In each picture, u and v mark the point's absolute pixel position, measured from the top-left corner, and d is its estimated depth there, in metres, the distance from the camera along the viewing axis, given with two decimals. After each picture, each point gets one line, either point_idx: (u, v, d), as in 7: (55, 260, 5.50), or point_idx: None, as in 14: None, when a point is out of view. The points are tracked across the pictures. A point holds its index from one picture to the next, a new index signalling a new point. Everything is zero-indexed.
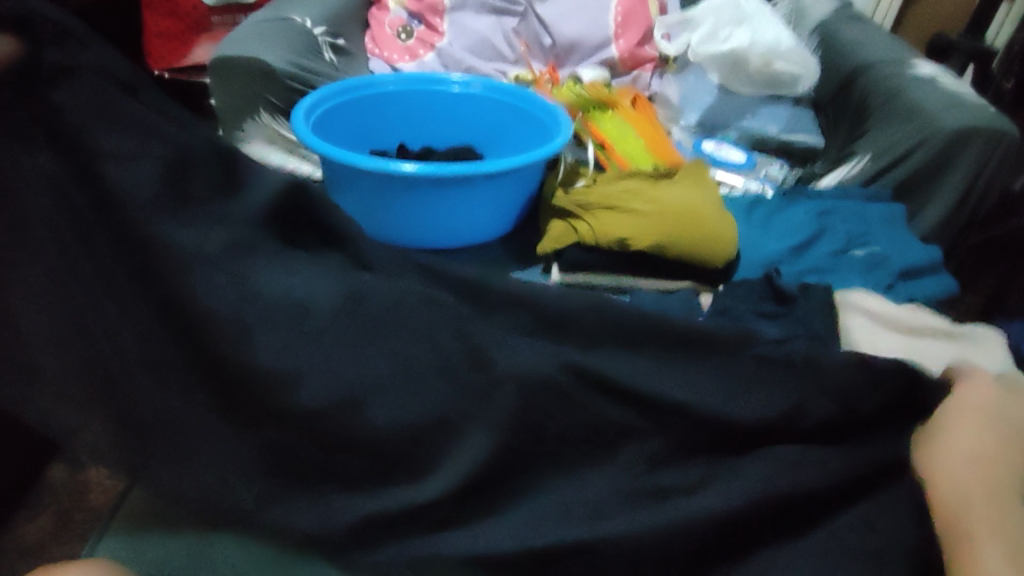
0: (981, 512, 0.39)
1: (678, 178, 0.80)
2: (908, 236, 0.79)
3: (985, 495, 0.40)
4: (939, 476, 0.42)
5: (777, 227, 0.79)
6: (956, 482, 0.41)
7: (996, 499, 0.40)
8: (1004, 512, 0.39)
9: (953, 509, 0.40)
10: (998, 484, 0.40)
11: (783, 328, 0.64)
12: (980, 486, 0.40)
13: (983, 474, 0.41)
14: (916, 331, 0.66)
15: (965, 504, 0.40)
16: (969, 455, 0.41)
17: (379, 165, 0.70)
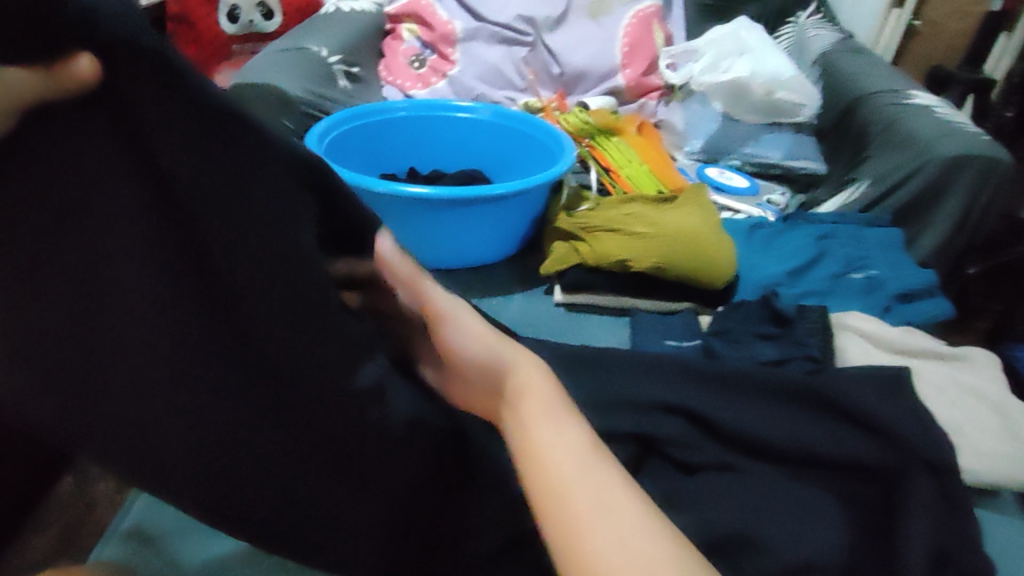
0: (575, 469, 0.35)
1: (679, 202, 0.82)
2: (905, 260, 0.80)
3: (569, 439, 0.37)
4: (529, 435, 0.37)
5: (777, 251, 0.81)
6: (547, 447, 0.36)
7: (571, 435, 0.37)
8: (588, 451, 0.36)
9: (546, 481, 0.35)
10: (557, 407, 0.38)
11: (781, 351, 0.66)
12: (560, 429, 0.37)
13: (548, 420, 0.37)
14: (912, 352, 0.67)
15: (563, 473, 0.35)
16: (535, 408, 0.38)
17: (387, 187, 0.73)
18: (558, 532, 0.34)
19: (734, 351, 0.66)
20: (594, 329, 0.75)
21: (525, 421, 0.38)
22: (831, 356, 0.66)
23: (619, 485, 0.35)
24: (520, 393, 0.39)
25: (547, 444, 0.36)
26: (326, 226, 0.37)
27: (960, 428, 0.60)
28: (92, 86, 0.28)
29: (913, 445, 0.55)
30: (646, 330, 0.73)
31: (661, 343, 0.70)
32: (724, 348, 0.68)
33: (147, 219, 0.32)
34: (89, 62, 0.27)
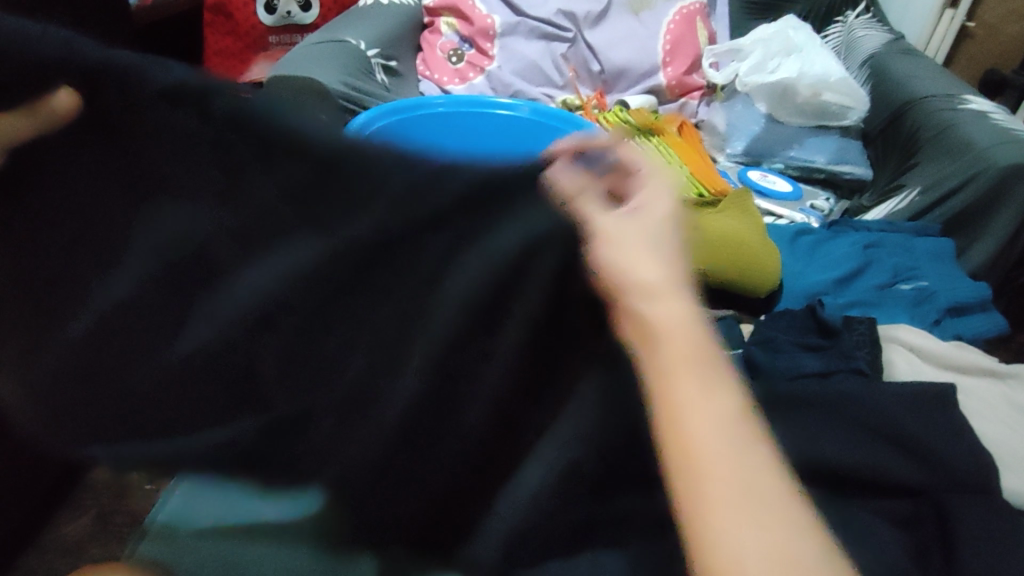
0: (715, 448, 0.34)
1: (722, 207, 0.80)
2: (957, 272, 0.78)
3: (715, 407, 0.35)
4: (669, 383, 0.36)
5: (821, 259, 0.79)
6: (686, 411, 0.35)
7: (723, 402, 0.35)
8: (737, 429, 0.35)
9: (683, 443, 0.34)
10: (708, 366, 0.37)
11: (825, 362, 0.64)
12: (710, 397, 0.35)
13: (703, 385, 0.36)
14: (965, 368, 0.65)
15: (705, 442, 0.34)
16: (684, 370, 0.36)
17: None
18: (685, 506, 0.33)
19: (777, 362, 0.65)
20: None
21: (665, 369, 0.36)
22: (880, 370, 0.64)
23: (761, 472, 0.34)
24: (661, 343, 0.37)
25: (689, 404, 0.35)
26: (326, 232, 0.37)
27: (1014, 448, 0.58)
28: (76, 117, 0.38)
29: (958, 470, 0.54)
30: None
31: None
32: (766, 358, 0.66)
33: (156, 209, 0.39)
34: (68, 96, 0.37)
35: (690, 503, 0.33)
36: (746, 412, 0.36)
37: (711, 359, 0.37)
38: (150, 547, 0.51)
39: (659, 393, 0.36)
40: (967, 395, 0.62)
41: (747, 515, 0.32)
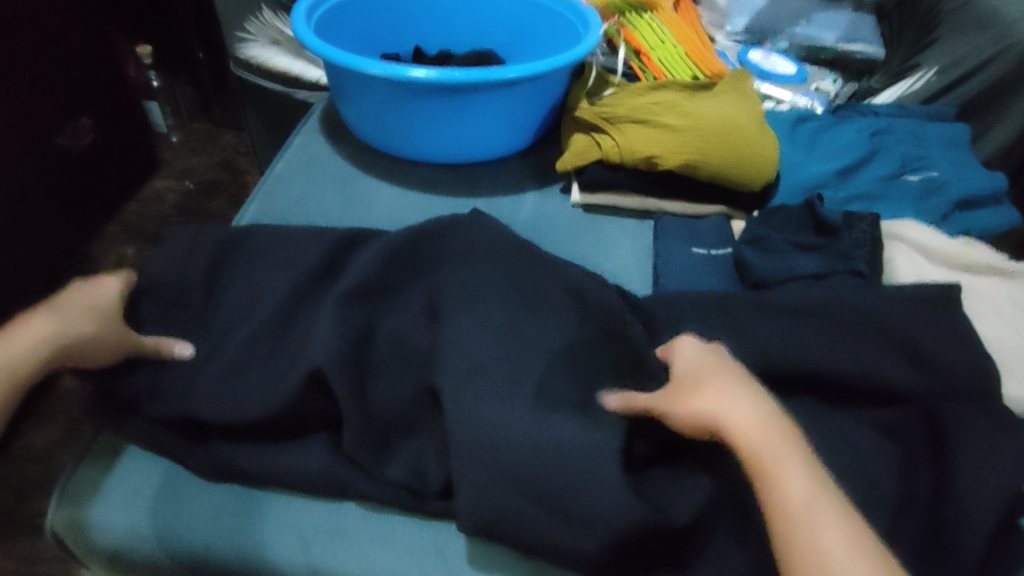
0: (828, 531, 0.40)
1: (717, 91, 0.72)
2: (971, 160, 0.71)
3: (816, 482, 0.42)
4: (785, 484, 0.42)
5: (824, 147, 0.72)
6: (795, 503, 0.41)
7: (820, 489, 0.42)
8: (842, 504, 0.42)
9: (794, 524, 0.40)
10: (794, 453, 0.43)
11: (821, 262, 0.59)
12: (811, 474, 0.42)
13: (792, 448, 0.44)
14: (967, 266, 0.59)
15: (792, 483, 0.42)
16: (745, 407, 0.45)
17: (385, 69, 0.64)
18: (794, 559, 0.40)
19: (769, 262, 0.60)
20: (615, 232, 0.69)
21: (781, 475, 0.42)
22: (879, 269, 0.58)
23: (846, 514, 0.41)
24: (750, 451, 0.44)
25: (798, 497, 0.41)
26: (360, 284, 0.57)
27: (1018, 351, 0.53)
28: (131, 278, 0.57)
29: (954, 376, 0.51)
30: (671, 236, 0.67)
31: (688, 250, 0.65)
32: (756, 257, 0.61)
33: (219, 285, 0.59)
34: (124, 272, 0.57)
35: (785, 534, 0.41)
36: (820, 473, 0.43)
37: (809, 457, 0.44)
38: (111, 449, 0.52)
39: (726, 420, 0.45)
40: (975, 297, 0.57)
41: (852, 557, 0.39)
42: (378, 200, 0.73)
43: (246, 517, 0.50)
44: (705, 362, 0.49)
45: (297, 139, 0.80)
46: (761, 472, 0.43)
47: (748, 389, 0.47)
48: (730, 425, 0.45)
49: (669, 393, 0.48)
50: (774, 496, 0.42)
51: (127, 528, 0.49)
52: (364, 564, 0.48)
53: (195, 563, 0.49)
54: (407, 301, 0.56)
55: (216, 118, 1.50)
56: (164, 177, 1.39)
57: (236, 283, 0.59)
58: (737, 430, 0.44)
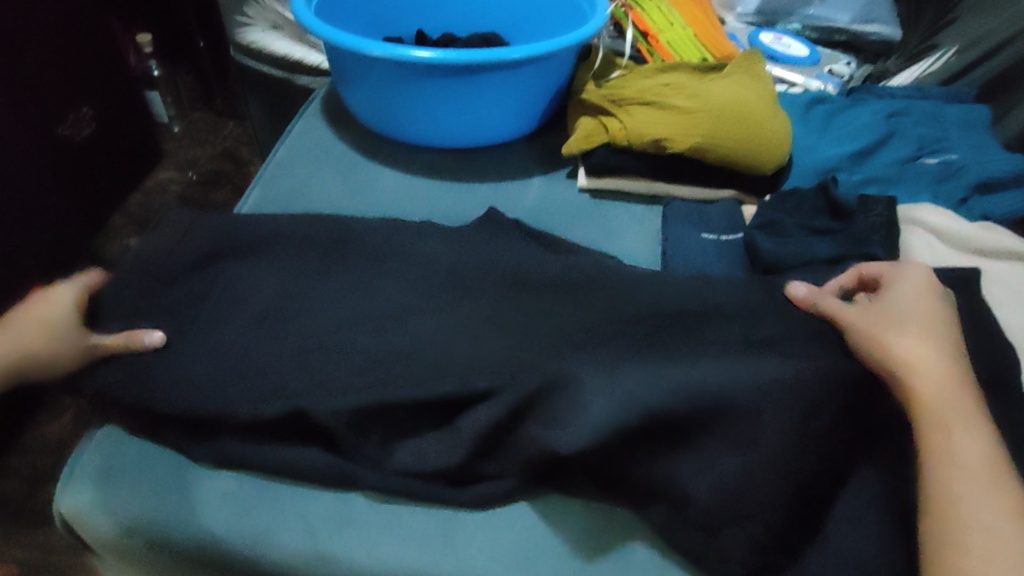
0: (982, 498, 0.40)
1: (728, 72, 0.70)
2: (991, 142, 0.69)
3: (986, 448, 0.42)
4: (956, 436, 0.42)
5: (838, 129, 0.70)
6: (965, 454, 0.41)
7: (990, 455, 0.41)
8: (1008, 473, 0.41)
9: (957, 476, 0.40)
10: (974, 415, 0.43)
11: (836, 247, 0.57)
12: (981, 439, 0.42)
13: (972, 415, 0.43)
14: (988, 251, 0.57)
15: (967, 441, 0.41)
16: (941, 352, 0.45)
17: (387, 50, 0.63)
18: (937, 495, 0.40)
19: (782, 247, 0.58)
20: (622, 218, 0.68)
21: (954, 430, 0.42)
22: (896, 254, 0.56)
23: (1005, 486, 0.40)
24: (916, 379, 0.44)
25: (970, 455, 0.41)
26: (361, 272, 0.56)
27: None
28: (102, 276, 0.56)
29: (975, 364, 0.49)
30: (680, 222, 0.65)
31: (697, 236, 0.63)
32: (768, 242, 0.59)
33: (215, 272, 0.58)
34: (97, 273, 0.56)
35: (941, 469, 0.41)
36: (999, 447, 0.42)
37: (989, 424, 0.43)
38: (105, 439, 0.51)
39: (913, 350, 0.45)
40: (996, 284, 0.55)
41: (997, 522, 0.39)
42: (380, 186, 0.72)
43: (243, 506, 0.48)
44: (910, 292, 0.48)
45: (297, 125, 0.79)
46: (930, 408, 0.43)
47: (944, 335, 0.46)
48: (922, 366, 0.44)
49: (864, 313, 0.47)
50: (941, 442, 0.42)
51: (130, 511, 0.48)
52: (370, 553, 0.47)
53: (200, 547, 0.48)
54: (408, 288, 0.55)
55: (219, 108, 1.49)
56: (168, 167, 1.38)
57: (234, 270, 0.57)
58: (934, 372, 0.44)
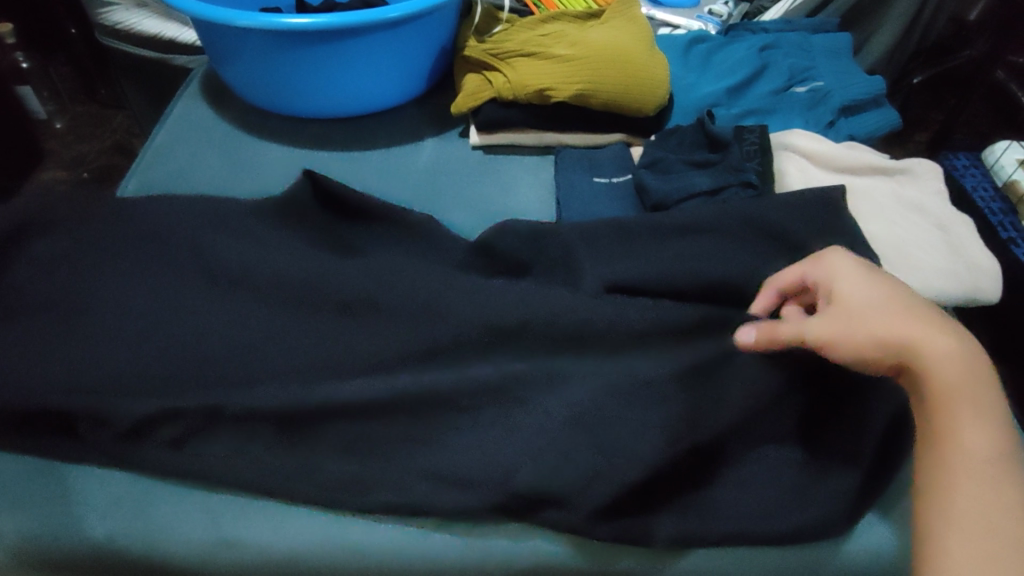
0: (977, 494, 0.37)
1: (607, 18, 0.71)
2: (855, 68, 0.73)
3: (994, 439, 0.39)
4: (961, 435, 0.39)
5: (715, 66, 0.73)
6: (969, 456, 0.39)
7: (1002, 447, 0.39)
8: (1019, 465, 0.39)
9: (955, 471, 0.38)
10: (987, 413, 0.40)
11: (715, 178, 0.59)
12: (988, 429, 0.39)
13: (981, 413, 0.40)
14: (855, 169, 0.61)
15: (975, 448, 0.39)
16: (955, 342, 0.41)
17: (257, 19, 0.60)
18: (933, 503, 0.38)
19: (666, 184, 0.60)
20: (517, 170, 0.69)
21: (957, 421, 0.40)
22: (771, 178, 0.59)
23: (1018, 501, 0.37)
24: (933, 378, 0.40)
25: (968, 450, 0.39)
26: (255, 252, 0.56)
27: (899, 244, 0.55)
28: None
29: None
30: (571, 168, 0.66)
31: (589, 181, 0.65)
32: (654, 180, 0.61)
33: (95, 266, 0.55)
34: None
35: (938, 477, 0.39)
36: (1021, 467, 0.39)
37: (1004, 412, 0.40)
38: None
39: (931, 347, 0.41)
40: (859, 199, 0.59)
41: (991, 542, 0.36)
42: (268, 163, 0.70)
43: (141, 507, 0.47)
44: (877, 287, 0.43)
45: (176, 108, 0.76)
46: (943, 404, 0.40)
47: (959, 329, 0.42)
48: (921, 354, 0.41)
49: (823, 322, 0.43)
50: (946, 432, 0.40)
51: (17, 528, 0.46)
52: (273, 538, 0.46)
53: (97, 553, 0.47)
54: (307, 262, 0.55)
55: (101, 99, 1.41)
56: (53, 167, 1.29)
57: (116, 263, 0.55)
58: (939, 360, 0.40)
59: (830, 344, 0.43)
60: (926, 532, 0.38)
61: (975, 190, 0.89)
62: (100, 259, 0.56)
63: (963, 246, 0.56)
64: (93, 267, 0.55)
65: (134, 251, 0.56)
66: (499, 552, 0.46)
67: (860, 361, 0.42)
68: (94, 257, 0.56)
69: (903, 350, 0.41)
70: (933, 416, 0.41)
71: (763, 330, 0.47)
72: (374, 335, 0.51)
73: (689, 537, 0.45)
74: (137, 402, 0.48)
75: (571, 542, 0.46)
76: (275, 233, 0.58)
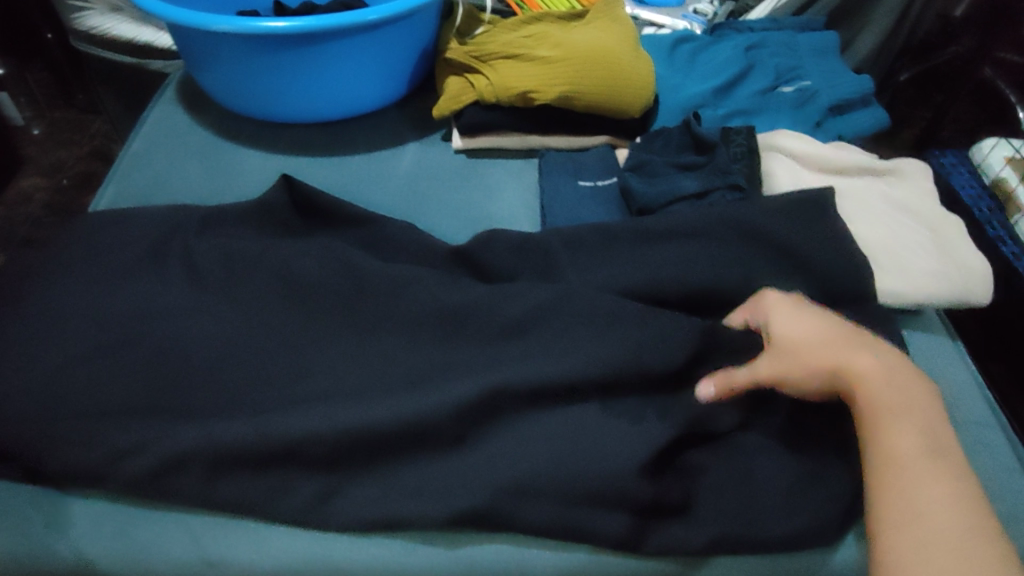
0: (916, 486, 0.38)
1: (590, 19, 0.70)
2: (842, 66, 0.72)
3: (930, 440, 0.40)
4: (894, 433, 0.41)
5: (701, 66, 0.72)
6: (903, 450, 0.40)
7: (933, 440, 0.40)
8: (957, 464, 0.40)
9: (898, 471, 0.39)
10: (911, 408, 0.42)
11: (702, 181, 0.58)
12: (924, 432, 0.41)
13: (906, 409, 0.42)
14: (844, 170, 0.60)
15: (907, 443, 0.40)
16: (871, 353, 0.44)
17: (233, 23, 0.59)
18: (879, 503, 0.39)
19: (652, 187, 0.59)
20: (500, 174, 0.67)
21: (886, 421, 0.41)
22: (758, 180, 0.58)
23: (955, 487, 0.38)
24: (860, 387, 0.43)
25: (901, 445, 0.40)
26: (232, 263, 0.54)
27: (889, 247, 0.54)
28: None
29: (832, 276, 0.52)
30: (555, 172, 0.65)
31: (574, 184, 0.63)
32: (640, 184, 0.60)
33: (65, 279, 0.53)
34: None
35: (879, 478, 0.40)
36: (953, 455, 0.40)
37: (938, 419, 0.42)
38: None
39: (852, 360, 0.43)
40: (848, 201, 0.58)
41: (936, 531, 0.36)
42: (246, 170, 0.68)
43: (114, 531, 0.45)
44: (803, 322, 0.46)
45: (152, 114, 0.74)
46: (870, 408, 0.42)
47: (873, 342, 0.45)
48: (849, 368, 0.43)
49: (772, 360, 0.45)
50: (879, 434, 0.41)
51: None
52: (251, 561, 0.44)
53: None
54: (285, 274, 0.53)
55: (80, 104, 1.38)
56: (31, 174, 1.26)
57: (87, 276, 0.53)
58: (860, 371, 0.43)
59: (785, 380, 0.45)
60: (879, 534, 0.38)
61: (963, 188, 0.88)
62: (70, 272, 0.54)
63: (954, 247, 0.55)
64: (63, 279, 0.53)
65: (106, 263, 0.54)
66: (485, 568, 0.45)
67: (811, 392, 0.45)
68: (65, 270, 0.54)
69: (840, 371, 0.43)
70: (875, 421, 0.42)
71: (721, 377, 0.46)
72: (355, 346, 0.50)
73: (680, 552, 0.43)
74: (108, 421, 0.46)
75: (560, 557, 0.45)
76: (252, 242, 0.56)
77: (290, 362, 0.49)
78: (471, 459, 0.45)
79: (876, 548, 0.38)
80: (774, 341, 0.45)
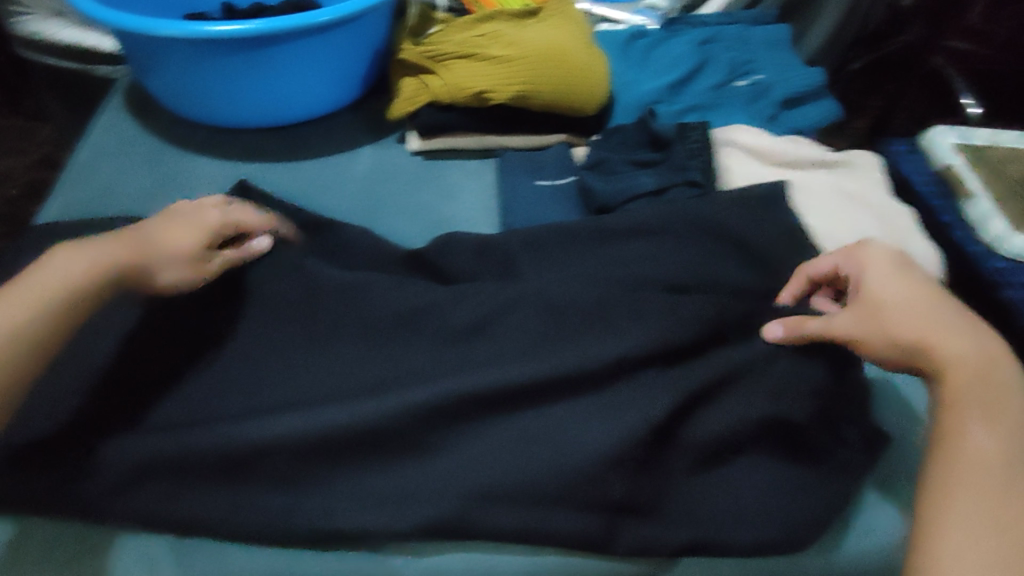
0: (979, 490, 0.37)
1: (544, 16, 0.70)
2: (794, 59, 0.73)
3: (1009, 444, 0.39)
4: (968, 428, 0.40)
5: (656, 62, 0.72)
6: (976, 448, 0.39)
7: (1011, 446, 0.39)
8: None
9: (970, 467, 0.38)
10: (994, 407, 0.41)
11: (659, 177, 0.58)
12: (1001, 431, 0.40)
13: (988, 407, 0.41)
14: (797, 163, 0.61)
15: (985, 442, 0.39)
16: (963, 335, 0.43)
17: (177, 28, 0.57)
18: (926, 492, 0.38)
19: (610, 185, 0.59)
20: (458, 175, 0.67)
21: (962, 412, 0.41)
22: (714, 175, 0.59)
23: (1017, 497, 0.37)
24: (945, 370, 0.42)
25: (974, 442, 0.39)
26: None
27: (843, 239, 0.55)
28: None
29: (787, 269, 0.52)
30: (513, 171, 0.65)
31: (532, 183, 0.63)
32: (598, 182, 0.60)
33: None
34: None
35: (939, 468, 0.39)
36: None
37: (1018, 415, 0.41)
38: None
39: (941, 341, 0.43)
40: (803, 193, 0.58)
41: (986, 534, 0.35)
42: (198, 178, 0.66)
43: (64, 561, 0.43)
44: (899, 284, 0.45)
45: (98, 122, 0.72)
46: (951, 394, 0.41)
47: (967, 324, 0.44)
48: (939, 348, 0.43)
49: (848, 319, 0.45)
50: (953, 429, 0.40)
51: None
52: None
53: None
54: (239, 284, 0.52)
55: (27, 111, 1.33)
56: None
57: None
58: (947, 353, 0.42)
59: (859, 341, 0.45)
60: (918, 523, 0.37)
61: (914, 175, 0.90)
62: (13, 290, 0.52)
63: (905, 238, 0.56)
64: None
65: None
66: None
67: (888, 359, 0.44)
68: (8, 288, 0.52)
69: (928, 347, 0.43)
70: (950, 413, 0.41)
71: (794, 323, 0.48)
72: (313, 355, 0.49)
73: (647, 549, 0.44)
74: (58, 445, 0.44)
75: (529, 560, 0.45)
76: None
77: (247, 374, 0.48)
78: (435, 466, 0.44)
79: (917, 539, 0.37)
80: (862, 299, 0.46)
